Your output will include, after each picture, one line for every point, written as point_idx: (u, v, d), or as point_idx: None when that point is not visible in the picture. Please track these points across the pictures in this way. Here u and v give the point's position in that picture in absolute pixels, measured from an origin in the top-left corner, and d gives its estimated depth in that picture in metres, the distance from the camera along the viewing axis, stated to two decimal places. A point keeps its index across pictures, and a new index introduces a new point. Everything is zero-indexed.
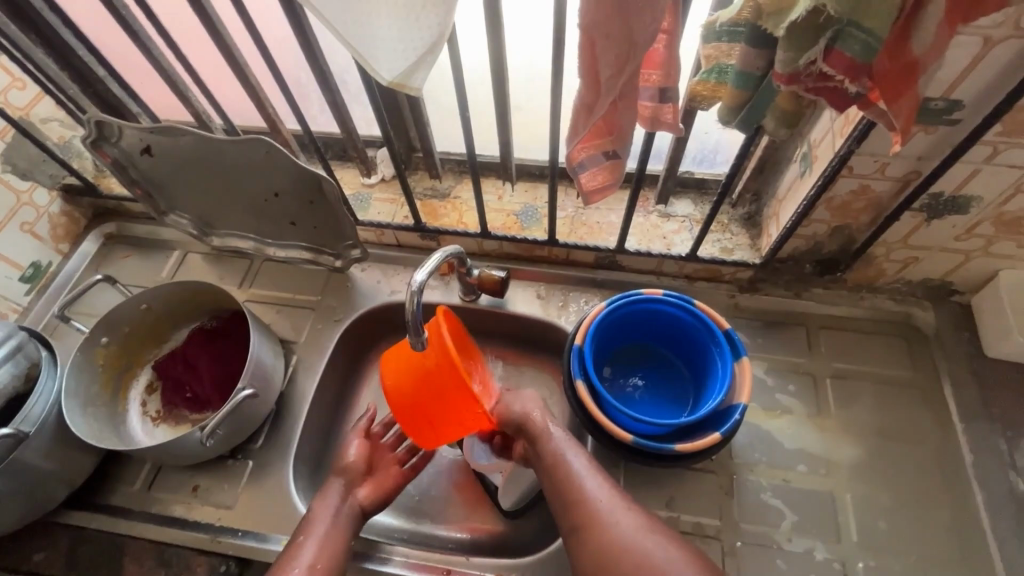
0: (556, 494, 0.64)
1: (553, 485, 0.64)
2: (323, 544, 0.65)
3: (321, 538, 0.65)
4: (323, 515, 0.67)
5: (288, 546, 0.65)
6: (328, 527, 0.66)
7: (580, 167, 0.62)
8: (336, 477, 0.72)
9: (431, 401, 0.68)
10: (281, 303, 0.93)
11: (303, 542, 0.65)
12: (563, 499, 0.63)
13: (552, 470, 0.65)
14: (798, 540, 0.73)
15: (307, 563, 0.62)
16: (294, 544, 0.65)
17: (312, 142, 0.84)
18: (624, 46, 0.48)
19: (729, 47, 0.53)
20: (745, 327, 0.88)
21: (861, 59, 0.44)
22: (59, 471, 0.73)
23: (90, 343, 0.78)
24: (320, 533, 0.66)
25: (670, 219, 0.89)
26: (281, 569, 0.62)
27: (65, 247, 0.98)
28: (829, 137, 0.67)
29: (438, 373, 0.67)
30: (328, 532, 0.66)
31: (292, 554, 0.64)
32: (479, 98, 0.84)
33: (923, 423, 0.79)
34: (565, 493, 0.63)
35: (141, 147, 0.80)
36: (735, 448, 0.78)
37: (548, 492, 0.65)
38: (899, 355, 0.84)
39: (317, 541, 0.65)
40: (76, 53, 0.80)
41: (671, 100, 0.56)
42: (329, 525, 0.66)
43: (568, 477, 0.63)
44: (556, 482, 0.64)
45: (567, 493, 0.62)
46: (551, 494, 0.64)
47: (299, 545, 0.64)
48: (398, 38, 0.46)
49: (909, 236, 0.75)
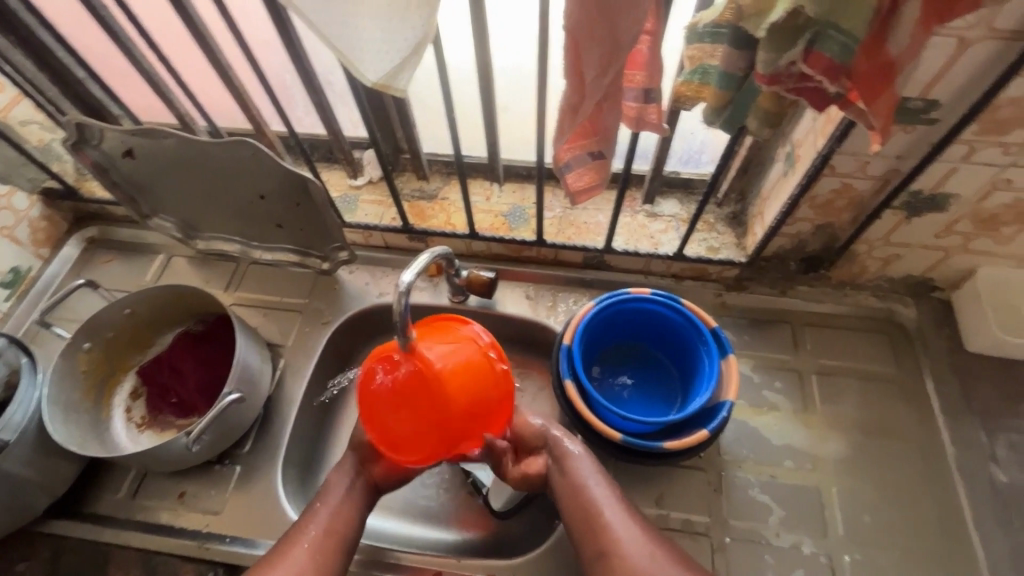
0: (572, 512, 0.66)
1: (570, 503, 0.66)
2: (338, 512, 0.65)
3: (337, 506, 0.66)
4: (337, 485, 0.68)
5: (305, 511, 0.66)
6: (342, 496, 0.67)
7: (566, 167, 0.62)
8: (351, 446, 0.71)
9: (473, 404, 0.61)
10: (268, 306, 0.93)
11: (318, 509, 0.65)
12: (579, 518, 0.65)
13: (571, 489, 0.67)
14: (786, 534, 0.73)
15: (321, 530, 0.63)
16: (309, 511, 0.66)
17: (297, 144, 0.83)
18: (609, 47, 0.48)
19: (712, 47, 0.53)
20: (732, 324, 0.88)
21: (839, 60, 0.45)
22: (40, 480, 0.72)
23: (72, 348, 0.76)
24: (335, 502, 0.66)
25: (656, 219, 0.90)
26: (297, 531, 0.64)
27: (45, 251, 0.96)
28: (811, 137, 0.68)
29: (486, 372, 0.62)
30: (343, 501, 0.66)
31: (307, 519, 0.65)
32: (466, 99, 0.84)
33: (907, 417, 0.81)
34: (582, 512, 0.65)
35: (123, 149, 0.78)
36: (724, 445, 0.79)
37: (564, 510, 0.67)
38: (883, 351, 0.85)
39: (332, 509, 0.65)
40: (55, 55, 0.79)
41: (655, 101, 0.56)
42: (342, 495, 0.67)
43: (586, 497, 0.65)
44: (574, 501, 0.66)
45: (584, 512, 0.64)
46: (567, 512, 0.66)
47: (312, 513, 0.65)
48: (382, 40, 0.46)
49: (890, 234, 0.76)
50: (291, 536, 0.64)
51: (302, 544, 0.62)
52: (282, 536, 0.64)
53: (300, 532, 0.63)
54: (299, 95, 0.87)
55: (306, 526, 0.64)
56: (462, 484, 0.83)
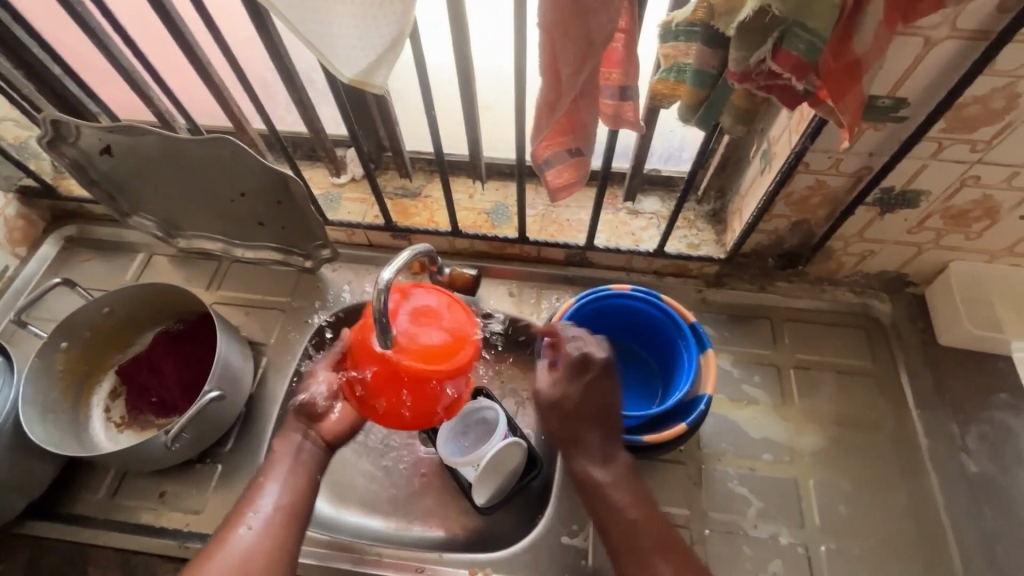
0: (602, 527, 0.63)
1: (599, 518, 0.63)
2: (284, 489, 0.62)
3: (283, 478, 0.63)
4: (280, 459, 0.64)
5: (248, 488, 0.63)
6: (287, 468, 0.64)
7: (545, 164, 0.62)
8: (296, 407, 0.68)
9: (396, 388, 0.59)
10: (250, 305, 0.92)
11: (265, 485, 0.62)
12: (609, 534, 0.62)
13: (600, 504, 0.63)
14: (764, 526, 0.75)
15: (271, 506, 0.61)
16: (253, 487, 0.63)
17: (278, 142, 0.83)
18: (583, 44, 0.49)
19: (686, 46, 0.53)
20: (712, 320, 0.90)
21: (806, 58, 0.46)
22: (17, 481, 0.71)
23: (49, 347, 0.75)
24: (279, 479, 0.63)
25: (638, 216, 0.91)
26: (241, 510, 0.61)
27: (22, 251, 0.95)
28: (786, 135, 0.69)
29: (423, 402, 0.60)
30: (293, 467, 0.64)
31: (249, 500, 0.62)
32: (447, 98, 0.84)
33: (881, 409, 0.82)
34: (614, 528, 0.62)
35: (101, 146, 0.78)
36: (704, 439, 0.80)
37: (595, 525, 0.64)
38: (858, 345, 0.87)
39: (278, 485, 0.62)
40: (29, 51, 0.78)
41: (631, 99, 0.57)
42: (287, 466, 0.64)
43: (614, 511, 0.62)
44: (603, 517, 0.63)
45: (615, 529, 0.62)
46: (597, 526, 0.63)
47: (261, 490, 0.62)
48: (358, 36, 0.46)
49: (865, 230, 0.78)
50: (234, 515, 0.61)
51: (246, 526, 0.59)
52: (226, 515, 0.61)
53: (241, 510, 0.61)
54: (280, 92, 0.87)
55: (247, 509, 0.61)
56: (446, 481, 0.84)
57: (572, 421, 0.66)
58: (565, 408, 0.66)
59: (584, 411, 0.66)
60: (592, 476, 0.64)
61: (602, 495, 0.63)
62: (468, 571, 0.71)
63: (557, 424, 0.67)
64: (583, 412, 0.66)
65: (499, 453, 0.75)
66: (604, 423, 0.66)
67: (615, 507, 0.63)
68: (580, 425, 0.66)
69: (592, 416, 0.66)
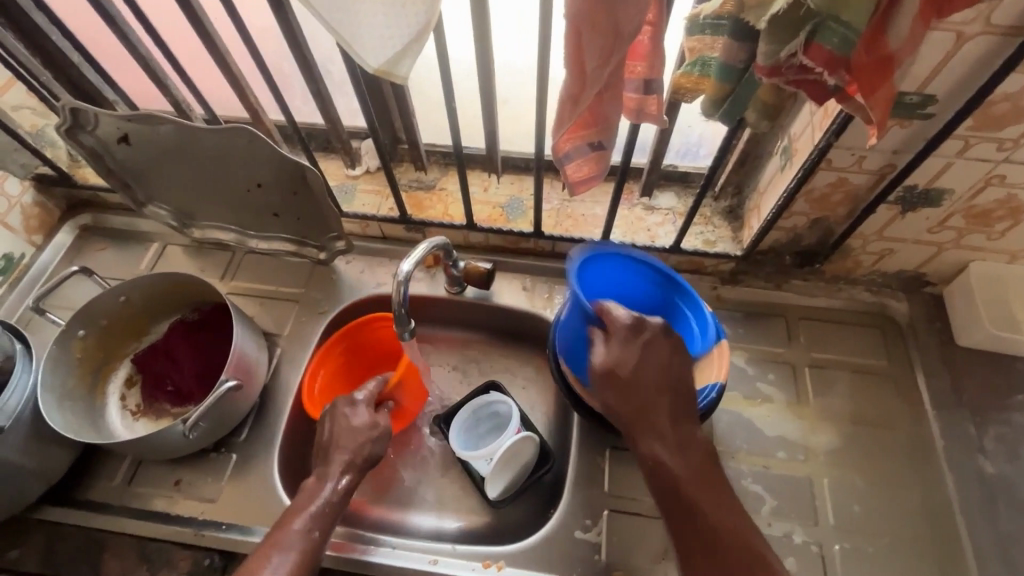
0: (671, 509, 0.62)
1: (668, 501, 0.62)
2: (309, 540, 0.62)
3: (310, 523, 0.64)
4: (306, 507, 0.65)
5: (260, 548, 0.61)
6: (315, 518, 0.64)
7: (565, 158, 0.62)
8: (332, 453, 0.70)
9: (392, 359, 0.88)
10: (264, 296, 0.92)
11: (296, 532, 0.62)
12: (679, 517, 0.61)
13: (671, 489, 0.62)
14: (778, 524, 0.74)
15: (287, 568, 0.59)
16: (279, 529, 0.63)
17: (296, 133, 0.83)
18: (610, 37, 0.48)
19: (712, 39, 0.53)
20: (726, 317, 0.89)
21: (840, 52, 0.45)
22: (34, 467, 0.71)
23: (66, 335, 0.76)
24: (310, 528, 0.63)
25: (654, 211, 0.91)
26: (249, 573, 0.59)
27: (38, 239, 0.95)
28: (808, 131, 0.69)
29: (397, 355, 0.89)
30: (308, 528, 0.63)
31: (272, 542, 0.61)
32: (466, 91, 0.83)
33: (897, 409, 0.82)
34: (687, 513, 0.61)
35: (119, 135, 0.78)
36: (717, 435, 0.80)
37: (662, 506, 0.63)
38: (874, 344, 0.86)
39: (305, 532, 0.63)
40: (49, 38, 0.78)
41: (655, 92, 0.56)
42: (314, 515, 0.64)
43: (687, 495, 0.61)
44: (672, 500, 0.62)
45: (686, 512, 0.61)
46: (665, 508, 0.62)
47: (290, 534, 0.62)
48: (385, 25, 0.45)
49: (885, 228, 0.77)
50: (256, 558, 0.60)
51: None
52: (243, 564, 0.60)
53: (265, 557, 0.60)
54: (298, 83, 0.86)
55: (271, 549, 0.61)
56: (459, 474, 0.84)
57: (639, 390, 0.65)
58: (628, 378, 0.65)
59: (650, 383, 0.65)
60: (664, 458, 0.63)
61: (674, 478, 0.62)
62: (480, 563, 0.72)
63: (621, 393, 0.65)
64: (649, 385, 0.65)
65: (512, 447, 0.76)
66: (672, 400, 0.65)
67: (689, 492, 0.61)
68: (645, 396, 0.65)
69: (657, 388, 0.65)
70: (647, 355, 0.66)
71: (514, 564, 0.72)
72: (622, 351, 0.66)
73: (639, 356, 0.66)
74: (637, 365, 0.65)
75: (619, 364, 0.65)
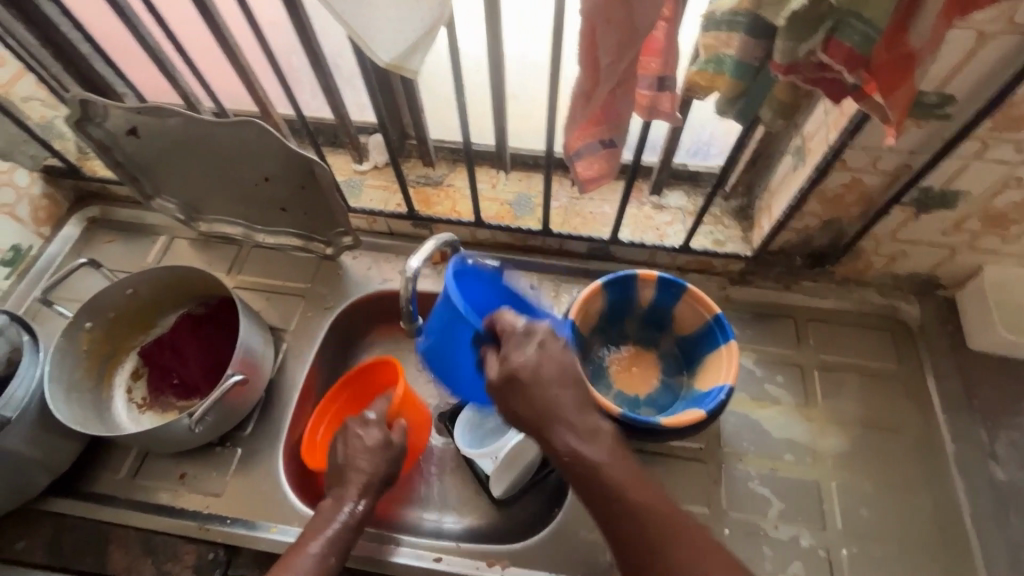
0: (620, 536, 0.54)
1: (616, 528, 0.54)
2: (322, 565, 0.62)
3: (325, 549, 0.63)
4: (321, 530, 0.65)
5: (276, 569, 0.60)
6: (330, 542, 0.64)
7: (576, 155, 0.61)
8: (349, 476, 0.69)
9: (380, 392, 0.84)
10: (270, 290, 0.92)
11: (307, 554, 0.62)
12: (631, 547, 0.53)
13: (618, 514, 0.54)
14: (785, 527, 0.74)
15: None
16: (292, 552, 0.62)
17: (305, 127, 0.83)
18: (625, 33, 0.48)
19: (728, 36, 0.52)
20: (735, 318, 0.88)
21: (860, 49, 0.44)
22: (40, 458, 0.71)
23: (73, 327, 0.76)
24: (325, 552, 0.63)
25: (663, 210, 0.90)
26: None
27: (46, 230, 0.95)
28: (822, 130, 0.68)
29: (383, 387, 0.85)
30: (324, 552, 0.63)
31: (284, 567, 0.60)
32: (476, 86, 0.83)
33: (907, 413, 0.81)
34: (639, 540, 0.53)
35: (127, 128, 0.77)
36: (724, 436, 0.79)
37: (609, 535, 0.55)
38: (884, 347, 0.85)
39: (319, 558, 0.62)
40: (60, 29, 0.78)
41: (668, 89, 0.56)
42: (329, 538, 0.64)
43: (635, 519, 0.53)
44: (621, 527, 0.54)
45: (637, 538, 0.53)
46: (613, 536, 0.54)
47: (303, 556, 0.62)
48: (398, 18, 0.45)
49: (898, 230, 0.76)
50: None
51: None
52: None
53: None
54: (306, 76, 0.86)
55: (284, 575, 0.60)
56: (464, 471, 0.84)
57: (546, 397, 0.55)
58: (530, 378, 0.55)
59: (554, 380, 0.56)
60: (603, 479, 0.54)
61: (617, 500, 0.54)
62: (484, 562, 0.71)
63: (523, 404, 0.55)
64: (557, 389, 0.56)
65: (518, 446, 0.75)
66: (579, 393, 0.57)
67: (638, 514, 0.53)
68: (554, 403, 0.55)
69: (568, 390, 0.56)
70: (547, 349, 0.57)
71: (519, 563, 0.71)
72: (514, 355, 0.57)
73: (536, 355, 0.57)
74: (537, 366, 0.56)
75: (514, 368, 0.56)
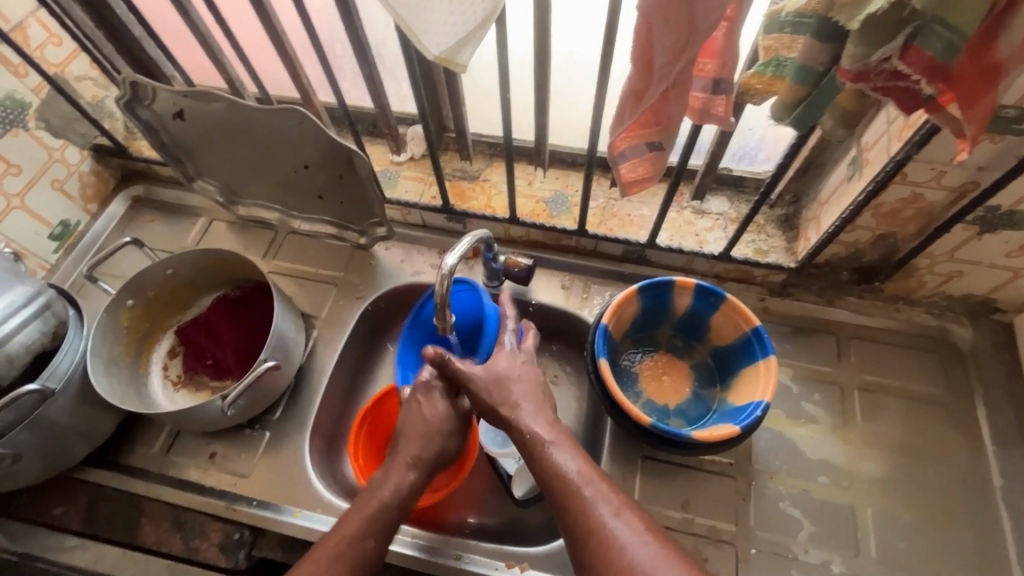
0: (575, 537, 0.54)
1: (570, 527, 0.55)
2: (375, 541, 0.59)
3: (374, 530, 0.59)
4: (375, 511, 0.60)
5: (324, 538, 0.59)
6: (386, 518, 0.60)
7: (621, 156, 0.59)
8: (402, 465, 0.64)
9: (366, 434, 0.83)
10: (303, 277, 0.93)
11: (371, 550, 0.58)
12: (583, 544, 0.54)
13: (574, 516, 0.55)
14: (815, 551, 0.71)
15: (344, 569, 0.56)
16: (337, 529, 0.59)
17: (345, 116, 0.83)
18: (685, 32, 0.45)
19: (791, 38, 0.49)
20: (773, 331, 0.85)
21: (942, 59, 0.41)
22: (79, 429, 0.73)
23: (116, 304, 0.78)
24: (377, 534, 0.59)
25: (704, 216, 0.88)
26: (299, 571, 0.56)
27: (93, 207, 0.98)
28: (883, 141, 0.64)
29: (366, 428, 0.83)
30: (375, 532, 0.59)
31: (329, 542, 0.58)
32: (520, 81, 0.82)
33: (952, 441, 0.77)
34: (593, 542, 0.53)
35: (174, 110, 0.79)
36: (757, 453, 0.77)
37: (564, 534, 0.56)
38: (932, 371, 0.81)
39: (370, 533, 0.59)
40: (115, 11, 0.79)
41: (724, 93, 0.53)
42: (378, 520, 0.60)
43: (591, 520, 0.54)
44: (575, 527, 0.54)
45: (581, 535, 0.54)
46: (568, 538, 0.55)
47: (365, 552, 0.58)
48: (451, 9, 0.43)
49: (957, 249, 0.72)
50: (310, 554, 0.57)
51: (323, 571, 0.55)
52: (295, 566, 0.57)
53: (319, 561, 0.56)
54: (350, 65, 0.86)
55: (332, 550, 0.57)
56: (485, 469, 0.84)
57: (495, 398, 0.64)
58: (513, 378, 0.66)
59: (515, 382, 0.65)
60: (563, 480, 0.57)
61: (575, 499, 0.55)
62: (503, 563, 0.71)
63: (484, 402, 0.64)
64: (508, 390, 0.64)
65: None
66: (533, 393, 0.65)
67: (594, 516, 0.54)
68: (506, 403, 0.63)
69: (525, 392, 0.65)
70: (512, 363, 0.67)
71: (539, 567, 0.70)
72: (484, 369, 0.66)
73: (504, 366, 0.66)
74: (500, 377, 0.65)
75: (483, 374, 0.65)
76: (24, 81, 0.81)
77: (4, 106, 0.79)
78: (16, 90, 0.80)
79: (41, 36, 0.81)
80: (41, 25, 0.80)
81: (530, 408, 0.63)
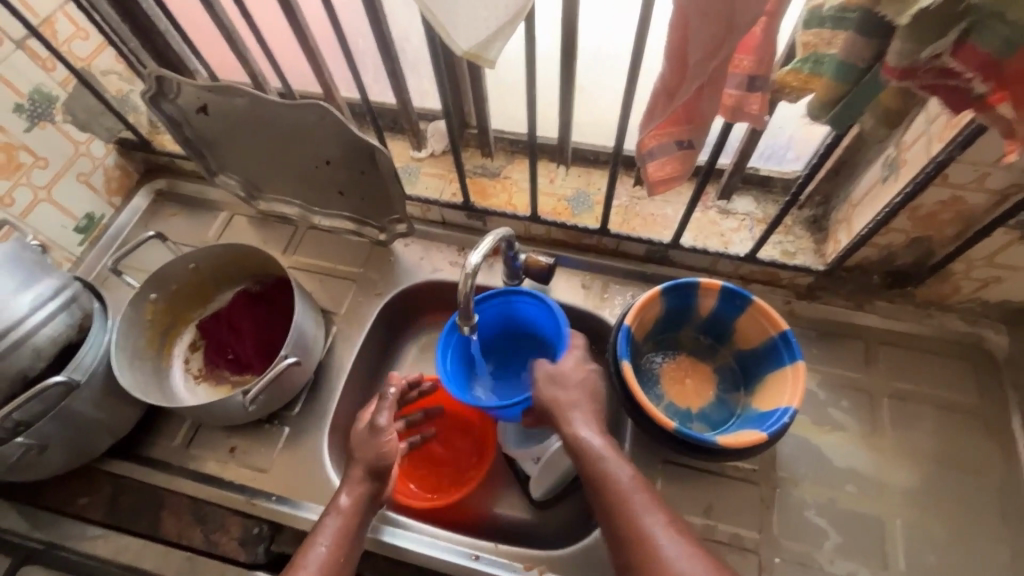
0: (614, 538, 0.57)
1: (612, 531, 0.57)
2: (339, 548, 0.61)
3: (336, 542, 0.61)
4: (332, 523, 0.63)
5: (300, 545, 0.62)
6: (343, 529, 0.62)
7: (649, 155, 0.57)
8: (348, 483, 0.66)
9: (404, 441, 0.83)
10: (323, 272, 0.93)
11: (324, 554, 0.60)
12: (623, 549, 0.56)
13: (618, 522, 0.57)
14: (841, 562, 0.70)
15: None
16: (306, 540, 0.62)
17: (368, 111, 0.82)
18: (722, 26, 0.43)
19: (832, 34, 0.48)
20: (800, 335, 0.83)
21: (999, 55, 0.40)
22: (103, 422, 0.74)
23: (140, 298, 0.78)
24: (328, 540, 0.61)
25: (729, 216, 0.86)
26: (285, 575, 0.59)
27: (117, 200, 0.99)
28: (922, 142, 0.62)
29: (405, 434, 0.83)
30: (337, 539, 0.62)
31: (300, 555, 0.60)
32: (544, 76, 0.80)
33: (986, 451, 0.75)
34: (632, 547, 0.55)
35: (198, 105, 0.79)
36: (781, 459, 0.75)
37: (607, 540, 0.58)
38: (965, 379, 0.79)
39: (330, 543, 0.61)
40: (139, 5, 0.79)
41: (759, 90, 0.51)
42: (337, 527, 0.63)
43: (634, 527, 0.55)
44: (617, 531, 0.56)
45: (623, 540, 0.56)
46: (610, 541, 0.57)
47: (317, 557, 0.60)
48: (483, 4, 0.42)
49: (997, 254, 0.69)
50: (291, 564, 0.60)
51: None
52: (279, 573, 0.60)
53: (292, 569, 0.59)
54: (373, 61, 0.86)
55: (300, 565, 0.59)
56: (502, 470, 0.83)
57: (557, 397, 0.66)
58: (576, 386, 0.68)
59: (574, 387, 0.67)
60: (609, 485, 0.59)
61: (619, 504, 0.57)
62: (522, 565, 0.70)
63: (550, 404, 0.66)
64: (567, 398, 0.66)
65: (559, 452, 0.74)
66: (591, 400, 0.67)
67: (636, 522, 0.56)
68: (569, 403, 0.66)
69: (581, 403, 0.66)
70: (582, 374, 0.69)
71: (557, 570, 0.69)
72: (550, 371, 0.69)
73: (569, 372, 0.69)
74: (568, 381, 0.68)
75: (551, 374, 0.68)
76: (52, 75, 0.82)
77: (31, 99, 0.80)
78: (44, 83, 0.81)
79: (68, 29, 0.81)
80: (67, 19, 0.81)
81: (583, 413, 0.65)
